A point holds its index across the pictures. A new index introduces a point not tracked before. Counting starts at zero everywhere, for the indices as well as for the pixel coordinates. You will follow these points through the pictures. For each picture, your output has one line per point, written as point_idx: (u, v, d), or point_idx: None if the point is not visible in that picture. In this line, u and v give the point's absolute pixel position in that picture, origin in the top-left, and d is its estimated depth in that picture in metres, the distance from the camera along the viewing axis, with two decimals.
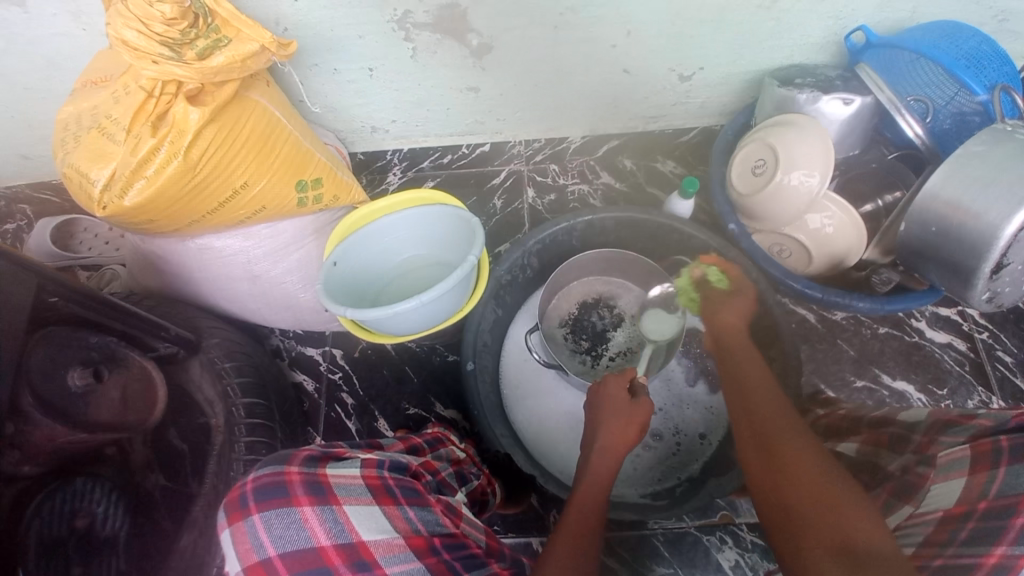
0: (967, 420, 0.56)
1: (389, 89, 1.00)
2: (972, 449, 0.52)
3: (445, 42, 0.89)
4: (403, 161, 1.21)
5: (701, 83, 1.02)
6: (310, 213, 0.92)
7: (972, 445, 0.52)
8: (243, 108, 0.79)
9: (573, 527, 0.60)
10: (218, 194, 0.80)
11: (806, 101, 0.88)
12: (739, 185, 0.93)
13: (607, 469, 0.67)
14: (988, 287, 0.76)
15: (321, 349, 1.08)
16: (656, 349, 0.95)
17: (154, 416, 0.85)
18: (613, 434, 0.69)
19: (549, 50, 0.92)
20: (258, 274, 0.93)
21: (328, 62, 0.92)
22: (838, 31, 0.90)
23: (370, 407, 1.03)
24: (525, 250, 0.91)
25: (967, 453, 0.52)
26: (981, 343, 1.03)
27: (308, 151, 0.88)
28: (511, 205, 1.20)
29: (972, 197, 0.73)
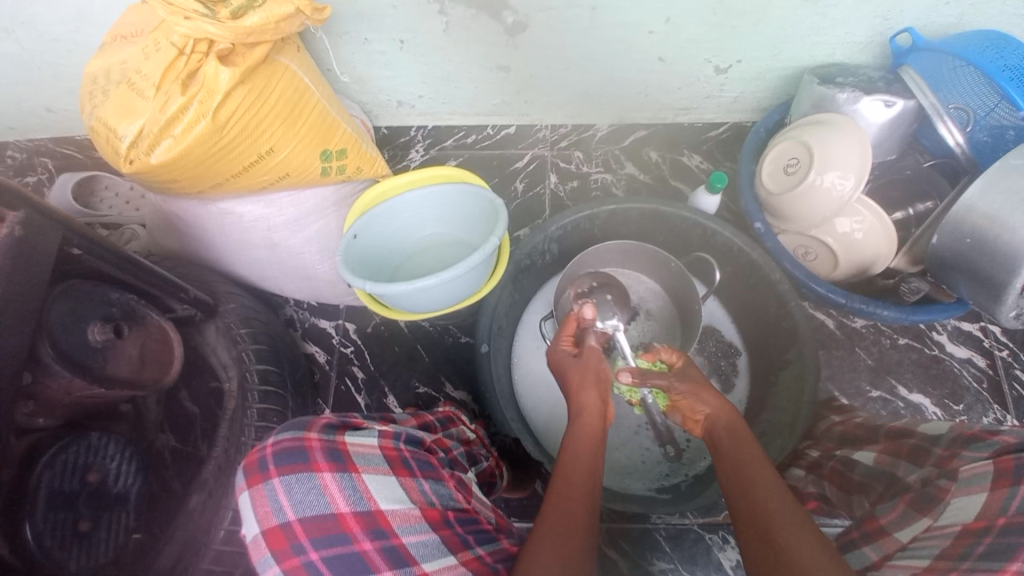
0: (990, 436, 0.55)
1: (418, 63, 0.98)
2: (995, 464, 0.51)
3: (479, 18, 0.87)
4: (426, 139, 1.20)
5: (736, 77, 1.00)
6: (332, 183, 0.92)
7: (995, 461, 0.52)
8: (273, 72, 0.78)
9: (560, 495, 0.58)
10: (244, 158, 0.79)
11: (845, 101, 0.86)
12: (769, 183, 0.91)
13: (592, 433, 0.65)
14: (1017, 304, 0.75)
15: (335, 322, 1.08)
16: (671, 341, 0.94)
17: (169, 376, 0.84)
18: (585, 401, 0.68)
19: (584, 33, 0.91)
20: (277, 242, 0.93)
21: (360, 31, 0.90)
22: (883, 32, 0.88)
23: (380, 383, 1.03)
24: (546, 235, 0.90)
25: (990, 468, 0.51)
26: (1001, 360, 1.02)
27: (334, 121, 0.87)
28: (533, 188, 1.17)
29: (1010, 211, 0.71)
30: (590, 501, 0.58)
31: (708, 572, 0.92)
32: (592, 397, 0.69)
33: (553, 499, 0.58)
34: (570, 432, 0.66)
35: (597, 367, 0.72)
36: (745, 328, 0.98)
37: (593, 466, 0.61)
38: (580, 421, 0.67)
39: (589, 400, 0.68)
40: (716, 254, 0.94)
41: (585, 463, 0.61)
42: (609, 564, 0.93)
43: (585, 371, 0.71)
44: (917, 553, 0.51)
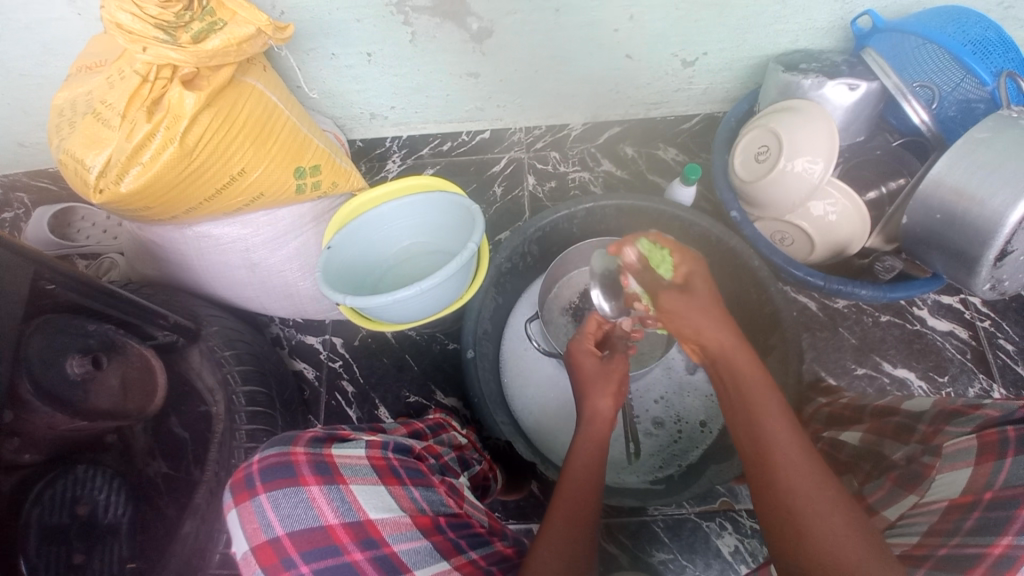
0: (972, 411, 0.56)
1: (388, 74, 0.98)
2: (979, 439, 0.52)
3: (444, 26, 0.87)
4: (402, 148, 1.20)
5: (704, 69, 1.01)
6: (309, 200, 0.92)
7: (979, 436, 0.52)
8: (239, 93, 0.78)
9: (567, 508, 0.58)
10: (216, 180, 0.79)
11: (810, 86, 0.87)
12: (742, 172, 0.92)
13: (601, 437, 0.65)
14: (991, 276, 0.76)
15: (321, 337, 1.08)
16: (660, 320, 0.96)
17: (154, 404, 0.85)
18: (598, 403, 0.67)
19: (550, 35, 0.91)
20: (257, 261, 0.93)
21: (326, 47, 0.90)
22: (844, 16, 0.89)
23: (370, 396, 1.03)
24: (526, 237, 0.90)
25: (973, 443, 0.52)
26: (982, 331, 1.03)
27: (306, 138, 0.87)
28: (511, 192, 1.18)
29: (978, 185, 0.72)
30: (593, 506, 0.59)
31: (708, 560, 0.93)
32: (608, 403, 0.67)
33: (558, 513, 0.58)
34: (578, 436, 0.65)
35: (620, 376, 0.70)
36: None
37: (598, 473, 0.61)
38: (590, 426, 0.66)
39: (599, 404, 0.67)
40: (695, 245, 0.94)
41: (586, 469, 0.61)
42: (610, 560, 0.93)
43: (608, 377, 0.69)
44: (907, 529, 0.52)
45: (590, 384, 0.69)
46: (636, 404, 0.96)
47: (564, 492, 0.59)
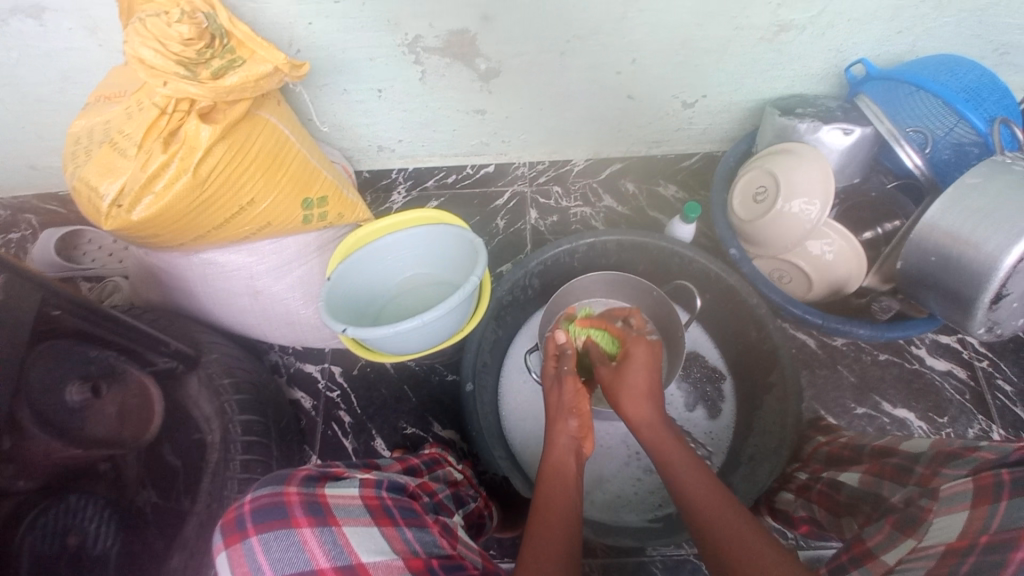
0: (968, 453, 0.56)
1: (397, 110, 1.02)
2: (976, 483, 0.52)
3: (454, 66, 0.91)
4: (408, 181, 1.21)
5: (703, 111, 1.05)
6: (314, 230, 0.93)
7: (975, 479, 0.52)
8: (253, 126, 0.80)
9: (540, 531, 0.59)
10: (225, 210, 0.81)
11: (806, 130, 0.89)
12: (741, 212, 0.94)
13: (569, 465, 0.67)
14: (987, 317, 0.75)
15: (320, 366, 1.08)
16: None
17: (149, 432, 0.85)
18: (559, 428, 0.70)
19: (557, 76, 0.95)
20: (260, 289, 0.94)
21: (339, 82, 0.94)
22: (838, 64, 0.93)
23: (367, 426, 1.03)
24: (527, 271, 0.93)
25: (970, 486, 0.52)
26: (980, 371, 1.03)
27: (314, 170, 0.90)
28: (513, 225, 1.18)
29: (971, 229, 0.73)
30: (567, 526, 0.60)
31: None
32: (563, 428, 0.70)
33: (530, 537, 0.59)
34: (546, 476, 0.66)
35: (568, 392, 0.72)
36: (729, 354, 0.99)
37: (569, 501, 0.63)
38: (552, 453, 0.69)
39: (560, 434, 0.70)
40: (694, 281, 0.96)
41: (558, 501, 0.63)
42: None
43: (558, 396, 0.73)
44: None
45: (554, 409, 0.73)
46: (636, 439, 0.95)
47: (539, 518, 0.61)
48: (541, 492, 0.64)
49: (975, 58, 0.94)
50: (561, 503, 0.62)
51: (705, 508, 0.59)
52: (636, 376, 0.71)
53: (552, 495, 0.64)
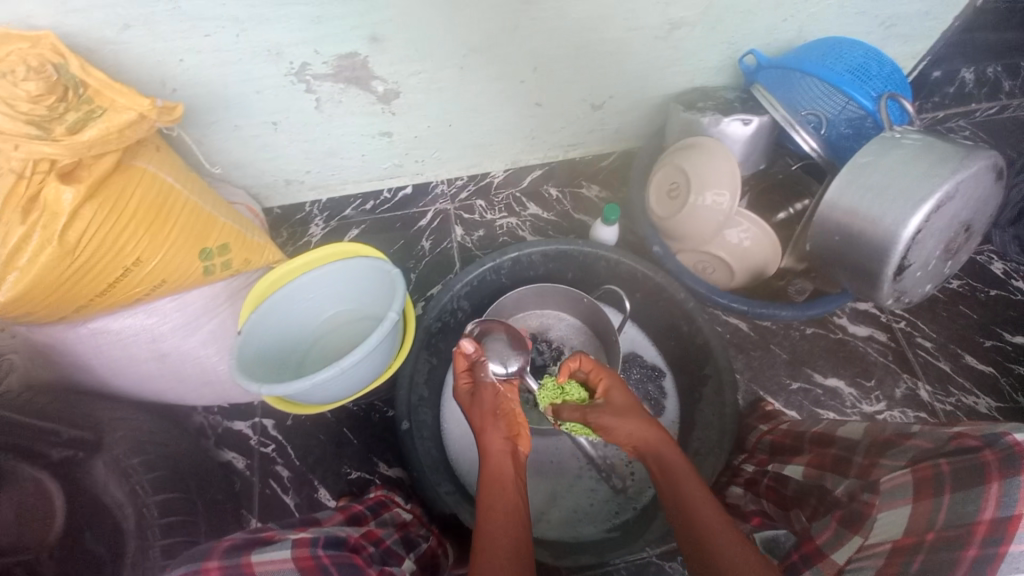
0: (904, 441, 0.62)
1: (298, 141, 0.96)
2: (914, 475, 0.57)
3: (349, 90, 0.87)
4: (324, 212, 1.15)
5: (613, 110, 1.05)
6: (219, 280, 0.87)
7: (913, 471, 0.57)
8: (127, 178, 0.74)
9: (496, 541, 0.61)
10: (107, 274, 0.74)
11: (709, 124, 0.90)
12: (659, 209, 0.94)
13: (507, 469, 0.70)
14: (894, 288, 0.78)
15: (250, 422, 1.02)
16: None
17: (54, 531, 0.75)
18: (494, 437, 0.71)
19: (461, 91, 0.92)
20: (167, 351, 0.87)
21: (228, 119, 0.88)
22: (732, 55, 0.95)
23: (309, 477, 0.98)
24: (454, 293, 0.91)
25: (909, 479, 0.57)
26: (899, 331, 1.09)
27: (210, 216, 0.83)
28: (439, 245, 1.16)
29: (868, 204, 0.74)
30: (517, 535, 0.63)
31: None
32: (498, 437, 0.71)
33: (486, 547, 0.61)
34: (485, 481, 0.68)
35: (493, 403, 0.74)
36: (666, 349, 1.00)
37: (515, 509, 0.66)
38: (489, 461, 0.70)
39: (493, 441, 0.71)
40: (623, 283, 0.96)
41: (503, 513, 0.65)
42: None
43: (484, 408, 0.74)
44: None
45: (481, 419, 0.73)
46: (586, 448, 0.94)
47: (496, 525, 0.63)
48: (483, 499, 0.66)
49: (864, 32, 0.98)
50: (511, 512, 0.65)
51: (688, 497, 0.66)
52: (619, 399, 0.73)
53: (495, 503, 0.66)
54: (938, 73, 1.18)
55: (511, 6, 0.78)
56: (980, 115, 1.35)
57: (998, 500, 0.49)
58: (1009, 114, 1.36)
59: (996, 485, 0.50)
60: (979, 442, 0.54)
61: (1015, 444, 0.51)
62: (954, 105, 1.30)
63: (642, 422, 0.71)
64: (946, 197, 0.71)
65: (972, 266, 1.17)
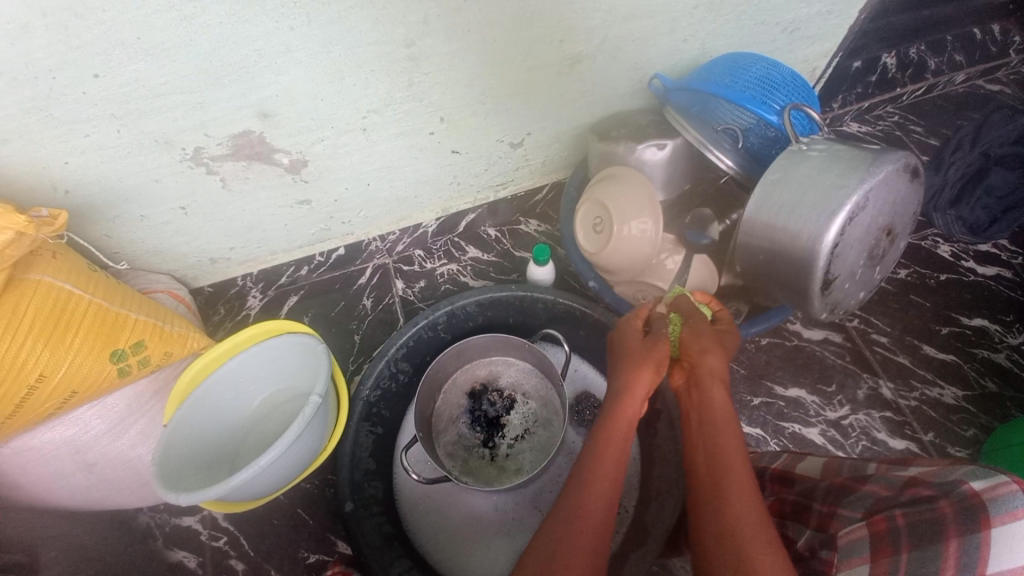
0: (859, 486, 0.60)
1: (213, 221, 0.93)
2: (870, 529, 0.55)
3: (253, 166, 0.85)
4: (258, 283, 1.11)
5: (534, 146, 1.03)
6: (142, 376, 0.83)
7: (869, 524, 0.56)
8: (18, 294, 0.71)
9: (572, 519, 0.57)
10: (11, 395, 0.71)
11: (626, 153, 0.90)
12: (588, 244, 0.91)
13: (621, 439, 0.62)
14: (825, 303, 0.76)
15: (199, 515, 0.97)
16: (539, 446, 0.91)
17: None
18: (630, 378, 0.66)
19: (371, 150, 0.90)
20: (93, 460, 0.82)
21: (132, 211, 0.85)
22: (641, 80, 0.94)
23: (264, 567, 0.93)
24: (389, 359, 0.88)
25: (866, 533, 0.55)
26: (854, 330, 1.07)
27: (119, 314, 0.79)
28: (381, 301, 1.13)
29: (785, 220, 0.73)
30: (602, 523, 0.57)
31: None
32: (645, 379, 0.65)
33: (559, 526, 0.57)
34: (597, 435, 0.64)
35: (661, 353, 0.66)
36: None
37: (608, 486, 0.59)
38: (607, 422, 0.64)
39: (639, 385, 0.65)
40: (563, 323, 0.94)
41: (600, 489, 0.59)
42: None
43: (643, 351, 0.67)
44: None
45: (628, 357, 0.68)
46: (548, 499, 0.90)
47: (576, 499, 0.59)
48: (578, 473, 0.61)
49: (768, 40, 0.98)
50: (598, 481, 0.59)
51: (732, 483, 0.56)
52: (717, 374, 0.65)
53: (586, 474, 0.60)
54: (857, 63, 1.17)
55: (399, 64, 0.76)
56: (907, 98, 1.36)
57: (959, 560, 0.48)
58: (934, 93, 1.37)
59: (954, 544, 0.48)
60: (934, 491, 0.53)
61: (972, 494, 0.49)
62: (879, 92, 1.30)
63: (726, 395, 0.64)
64: (857, 209, 0.70)
65: (917, 252, 1.16)
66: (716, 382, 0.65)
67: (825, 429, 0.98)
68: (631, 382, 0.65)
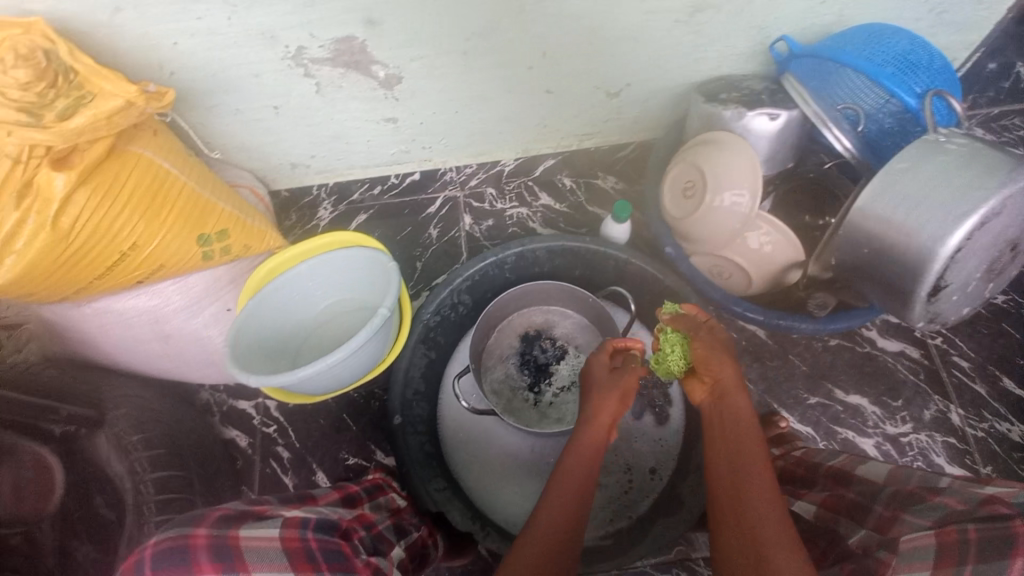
0: (930, 497, 0.58)
1: (301, 125, 0.94)
2: (937, 538, 0.53)
3: (350, 76, 0.84)
4: (332, 196, 1.13)
5: (630, 99, 0.98)
6: (220, 265, 0.86)
7: (938, 533, 0.53)
8: (123, 164, 0.74)
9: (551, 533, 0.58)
10: (106, 258, 0.75)
11: (731, 118, 0.83)
12: (673, 209, 0.88)
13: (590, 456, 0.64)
14: (927, 310, 0.71)
15: (254, 401, 1.03)
16: None
17: (52, 503, 0.78)
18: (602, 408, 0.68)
19: (465, 75, 0.87)
20: (170, 331, 0.87)
21: (228, 102, 0.86)
22: (763, 41, 0.87)
23: (308, 460, 0.99)
24: (454, 289, 0.89)
25: (933, 542, 0.53)
26: (934, 349, 1.00)
27: (209, 202, 0.83)
28: (447, 233, 1.13)
29: (903, 216, 0.67)
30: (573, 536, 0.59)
31: None
32: (612, 408, 0.68)
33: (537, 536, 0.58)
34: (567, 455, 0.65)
35: (629, 383, 0.69)
36: None
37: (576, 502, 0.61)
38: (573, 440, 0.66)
39: (603, 412, 0.67)
40: (630, 284, 0.92)
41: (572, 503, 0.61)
42: None
43: (618, 386, 0.69)
44: None
45: (599, 388, 0.70)
46: None
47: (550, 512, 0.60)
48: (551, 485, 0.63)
49: (911, 20, 0.88)
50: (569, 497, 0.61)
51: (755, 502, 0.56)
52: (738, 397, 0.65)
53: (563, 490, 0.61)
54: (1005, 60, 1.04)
55: None
56: None
57: None
58: None
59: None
60: (1013, 511, 0.50)
61: None
62: None
63: (746, 405, 0.64)
64: (991, 214, 0.64)
65: None
66: (740, 395, 0.66)
67: (880, 442, 0.95)
68: (598, 409, 0.67)
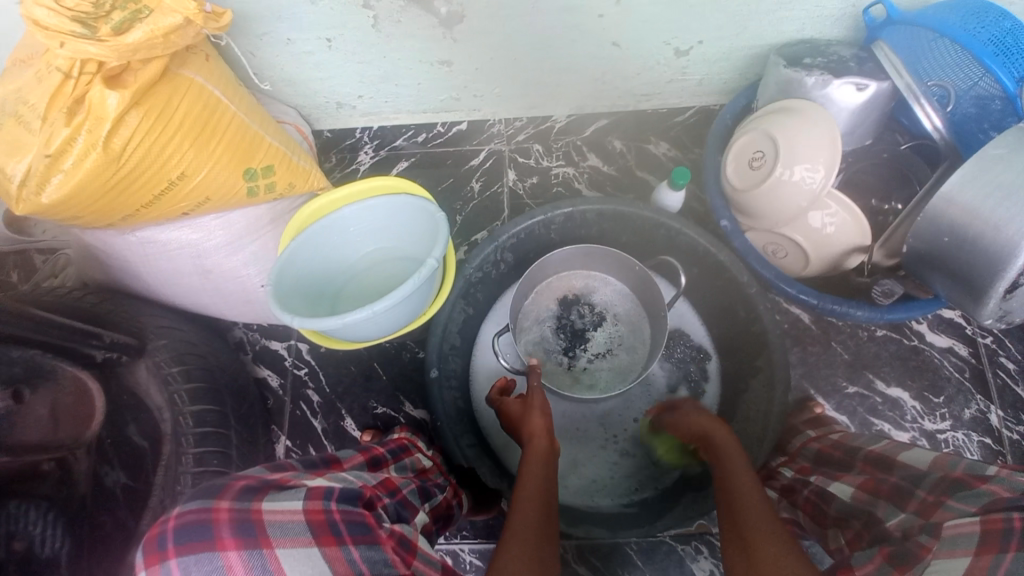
0: (978, 484, 0.56)
1: (352, 61, 0.90)
2: (982, 525, 0.52)
3: (410, 10, 0.79)
4: (374, 140, 1.10)
5: (698, 59, 0.93)
6: (264, 203, 0.84)
7: (982, 521, 0.52)
8: (174, 88, 0.71)
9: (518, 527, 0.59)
10: (153, 186, 0.73)
11: (813, 85, 0.78)
12: (737, 180, 0.84)
13: (540, 464, 0.67)
14: (999, 307, 0.67)
15: (287, 343, 1.03)
16: (619, 369, 0.92)
17: (91, 428, 0.82)
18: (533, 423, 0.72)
19: (529, 20, 0.82)
20: (210, 267, 0.86)
21: (280, 31, 0.82)
22: (856, 3, 0.80)
23: (337, 405, 0.99)
24: (498, 245, 0.86)
25: (977, 529, 0.52)
26: (983, 348, 0.97)
27: (256, 135, 0.79)
28: (490, 187, 1.09)
29: (992, 206, 0.63)
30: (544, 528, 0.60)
31: None
32: (539, 419, 0.73)
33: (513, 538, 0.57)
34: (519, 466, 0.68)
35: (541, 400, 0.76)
36: (716, 332, 0.93)
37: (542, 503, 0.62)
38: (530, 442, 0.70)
39: (535, 424, 0.72)
40: (679, 255, 0.89)
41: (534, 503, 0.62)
42: None
43: (530, 404, 0.75)
44: None
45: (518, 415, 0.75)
46: (615, 422, 0.92)
47: (519, 511, 0.61)
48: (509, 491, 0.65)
49: None
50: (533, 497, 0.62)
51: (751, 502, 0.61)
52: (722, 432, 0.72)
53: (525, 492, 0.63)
54: None
55: None
56: None
57: None
58: None
59: None
60: None
61: None
62: None
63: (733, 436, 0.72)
64: None
65: None
66: (724, 429, 0.73)
67: (916, 437, 0.93)
68: (530, 422, 0.72)
